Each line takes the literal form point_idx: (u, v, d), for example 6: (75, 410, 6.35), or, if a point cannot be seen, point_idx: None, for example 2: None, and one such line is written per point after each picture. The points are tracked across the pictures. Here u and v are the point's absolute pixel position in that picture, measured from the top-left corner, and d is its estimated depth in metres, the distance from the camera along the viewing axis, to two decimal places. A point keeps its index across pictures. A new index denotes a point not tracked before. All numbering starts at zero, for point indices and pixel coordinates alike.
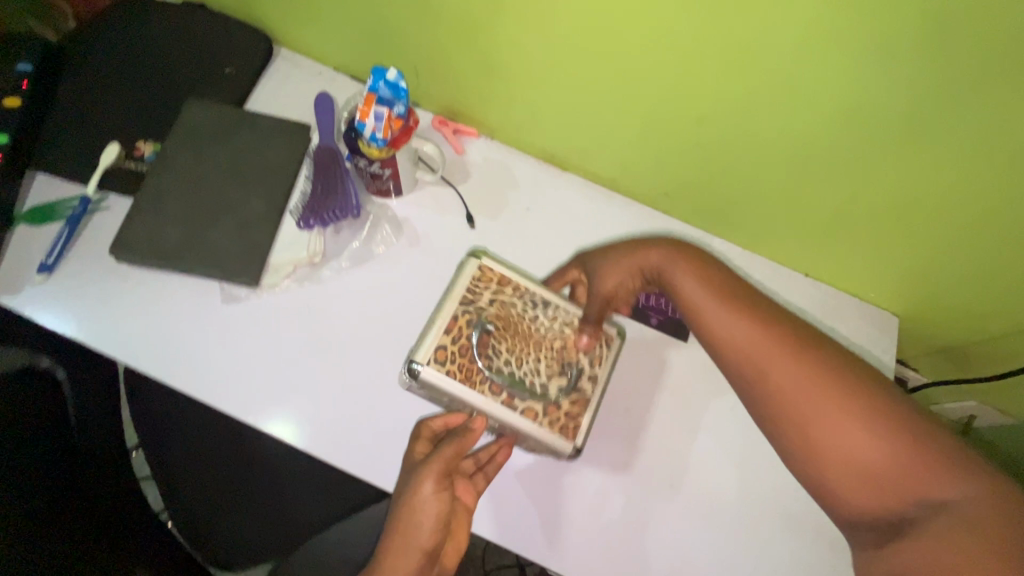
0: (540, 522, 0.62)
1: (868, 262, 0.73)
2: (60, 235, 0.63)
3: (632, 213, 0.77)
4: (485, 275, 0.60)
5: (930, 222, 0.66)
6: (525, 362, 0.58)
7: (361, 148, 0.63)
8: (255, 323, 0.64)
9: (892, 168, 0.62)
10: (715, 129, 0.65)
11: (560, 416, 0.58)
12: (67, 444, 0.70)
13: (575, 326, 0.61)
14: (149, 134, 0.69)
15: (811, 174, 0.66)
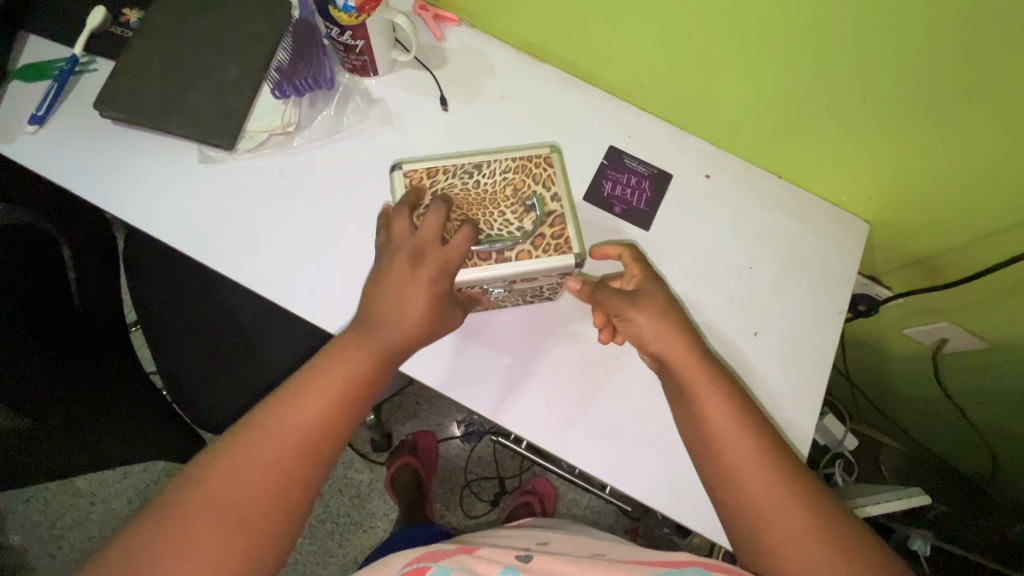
0: (498, 373, 0.67)
1: (846, 164, 0.71)
2: (50, 91, 0.67)
3: (607, 106, 0.77)
4: (414, 179, 0.59)
5: (901, 117, 0.63)
6: (494, 222, 0.57)
7: (332, 15, 0.63)
8: (230, 184, 0.68)
9: (858, 55, 0.59)
10: (682, 10, 0.63)
11: (549, 241, 0.56)
12: (60, 300, 0.76)
13: (515, 167, 0.59)
14: (135, 1, 0.71)
15: (779, 62, 0.63)
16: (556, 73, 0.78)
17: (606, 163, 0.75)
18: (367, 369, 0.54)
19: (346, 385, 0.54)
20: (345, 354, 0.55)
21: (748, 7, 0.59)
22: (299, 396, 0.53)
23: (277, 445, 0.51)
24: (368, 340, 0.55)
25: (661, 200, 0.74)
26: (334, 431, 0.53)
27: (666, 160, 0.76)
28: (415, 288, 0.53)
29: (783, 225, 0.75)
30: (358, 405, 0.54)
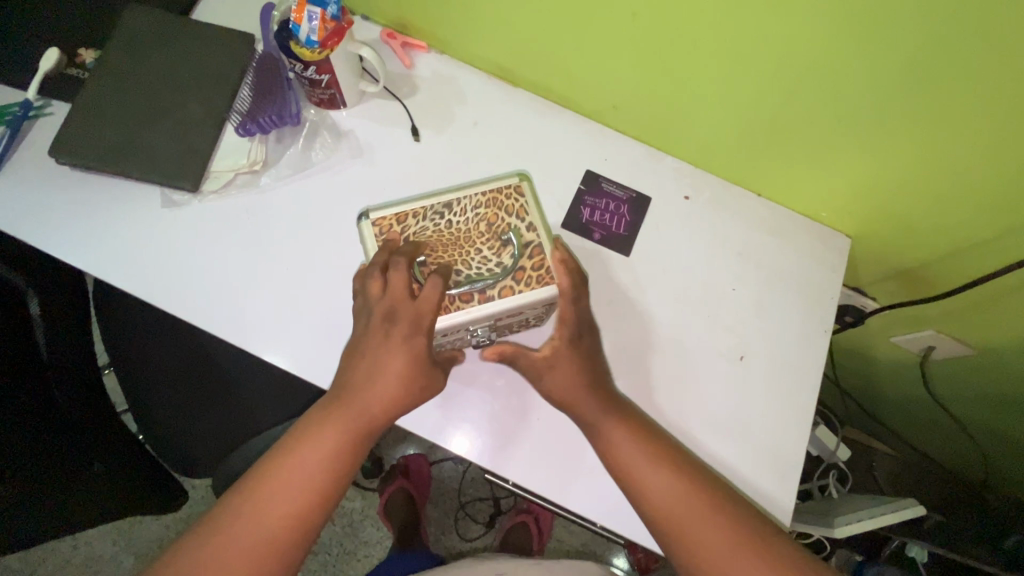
0: (487, 421, 0.65)
1: (824, 179, 0.70)
2: (2, 137, 0.64)
3: (582, 129, 0.76)
4: (385, 228, 0.55)
5: (871, 135, 0.63)
6: (471, 261, 0.53)
7: (294, 50, 0.62)
8: (195, 227, 0.65)
9: (822, 77, 0.59)
10: (648, 31, 0.61)
11: (528, 274, 0.53)
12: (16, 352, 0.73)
13: (484, 198, 0.55)
14: (92, 41, 0.69)
15: (748, 82, 0.63)
16: (528, 96, 0.77)
17: (583, 187, 0.73)
18: (346, 446, 0.53)
19: (325, 460, 0.52)
20: (320, 427, 0.53)
21: (717, 27, 0.58)
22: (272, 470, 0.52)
23: (255, 522, 0.50)
24: (346, 413, 0.53)
25: (641, 223, 0.73)
26: (313, 505, 0.52)
27: (645, 182, 0.75)
28: (389, 350, 0.52)
29: (764, 243, 0.75)
30: (339, 482, 0.53)
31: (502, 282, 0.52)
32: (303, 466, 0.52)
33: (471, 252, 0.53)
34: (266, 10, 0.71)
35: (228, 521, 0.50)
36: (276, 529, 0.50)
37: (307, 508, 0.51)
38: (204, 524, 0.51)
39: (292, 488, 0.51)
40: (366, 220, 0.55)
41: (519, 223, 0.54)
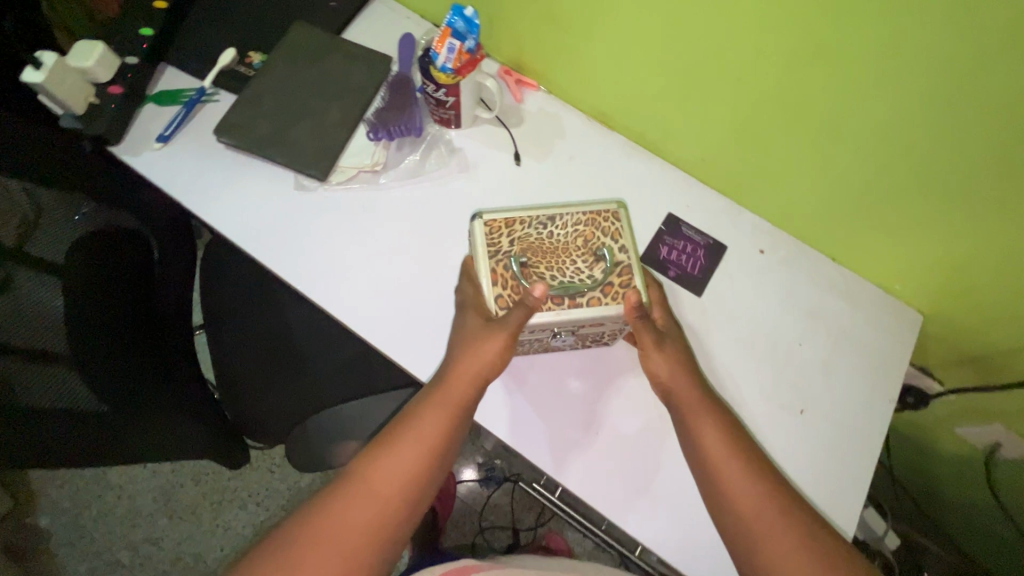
0: (545, 428, 0.68)
1: (902, 250, 0.72)
2: (178, 114, 0.76)
3: (667, 176, 0.82)
4: (493, 228, 0.60)
5: (956, 215, 0.65)
6: (566, 269, 0.58)
7: (431, 73, 0.72)
8: (318, 212, 0.74)
9: (915, 155, 0.62)
10: (747, 95, 0.67)
11: (616, 290, 0.58)
12: (148, 295, 0.84)
13: (586, 216, 0.61)
14: (261, 46, 0.82)
15: (840, 150, 0.67)
16: (622, 140, 0.84)
17: (663, 228, 0.77)
18: (451, 424, 0.61)
19: (434, 435, 0.60)
20: (429, 406, 0.61)
21: (815, 97, 0.63)
22: (391, 441, 0.59)
23: (378, 486, 0.57)
24: (451, 396, 0.61)
25: (715, 268, 0.76)
26: (426, 473, 0.59)
27: (723, 232, 0.79)
28: (490, 339, 0.59)
29: (834, 306, 0.76)
30: (445, 453, 0.61)
31: (593, 292, 0.57)
32: (418, 440, 0.59)
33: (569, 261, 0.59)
34: (407, 40, 0.82)
35: (354, 484, 0.58)
36: (396, 492, 0.57)
37: (421, 476, 0.59)
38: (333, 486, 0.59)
39: (408, 457, 0.59)
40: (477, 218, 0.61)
41: (613, 243, 0.60)
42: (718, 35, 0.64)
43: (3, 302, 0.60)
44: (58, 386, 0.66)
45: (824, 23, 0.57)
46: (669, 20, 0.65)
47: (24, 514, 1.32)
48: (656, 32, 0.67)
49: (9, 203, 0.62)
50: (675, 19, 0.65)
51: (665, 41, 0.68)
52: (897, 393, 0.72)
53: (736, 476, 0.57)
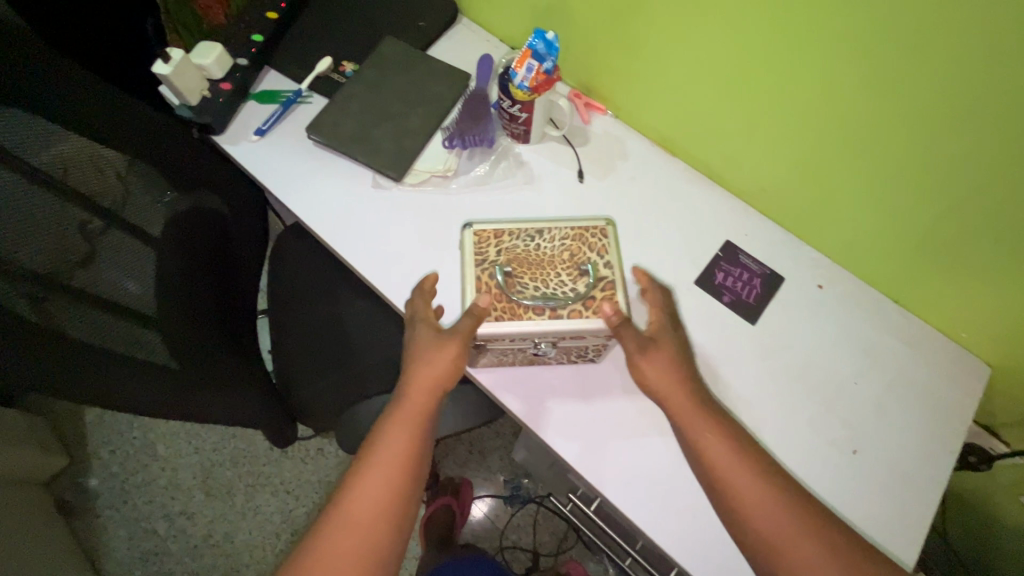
0: (588, 437, 0.68)
1: (969, 296, 0.70)
2: (275, 112, 0.83)
3: (727, 204, 0.83)
4: (482, 239, 0.62)
5: None
6: (550, 281, 0.60)
7: (509, 90, 0.77)
8: (390, 210, 0.79)
9: (984, 196, 0.61)
10: (814, 128, 0.69)
11: (596, 303, 0.59)
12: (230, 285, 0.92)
13: (573, 233, 0.63)
14: (354, 56, 0.89)
15: (904, 188, 0.66)
16: (683, 167, 0.86)
17: (720, 254, 0.78)
18: (416, 440, 0.63)
19: (401, 453, 0.62)
20: (392, 429, 0.63)
21: (882, 133, 0.64)
22: (362, 467, 0.61)
23: (358, 512, 0.59)
24: (408, 414, 0.64)
25: (771, 298, 0.76)
26: (404, 491, 0.61)
27: (782, 263, 0.78)
28: (445, 352, 0.63)
29: (893, 349, 0.74)
30: (416, 469, 0.62)
31: (566, 303, 0.58)
32: (388, 460, 0.61)
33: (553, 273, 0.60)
34: (486, 60, 0.88)
35: (336, 514, 0.59)
36: (376, 515, 0.59)
37: (399, 495, 0.60)
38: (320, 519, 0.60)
39: (381, 478, 0.60)
40: (469, 228, 0.62)
41: (598, 260, 0.61)
42: (791, 68, 0.65)
43: (82, 270, 0.67)
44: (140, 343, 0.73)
45: (894, 62, 0.58)
46: (743, 50, 0.67)
47: (77, 473, 1.40)
48: (729, 61, 0.70)
49: (104, 184, 0.70)
50: (749, 50, 0.67)
51: (736, 70, 0.70)
52: (959, 446, 0.69)
53: (746, 486, 0.57)
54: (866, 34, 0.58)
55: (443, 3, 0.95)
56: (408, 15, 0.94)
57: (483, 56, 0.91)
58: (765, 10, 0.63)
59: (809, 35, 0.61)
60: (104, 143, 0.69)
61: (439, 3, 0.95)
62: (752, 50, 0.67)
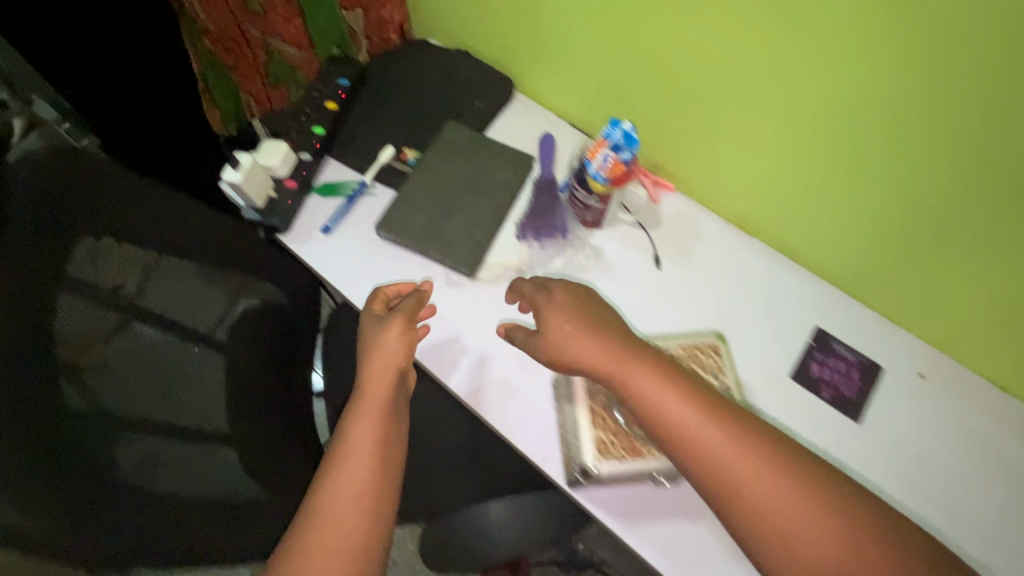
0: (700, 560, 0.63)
1: None
2: (340, 208, 0.81)
3: (812, 286, 0.79)
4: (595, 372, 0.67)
5: None
6: None
7: (585, 181, 0.75)
8: (466, 308, 0.76)
9: None
10: (910, 218, 0.65)
11: None
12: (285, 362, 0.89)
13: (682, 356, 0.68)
14: (415, 143, 0.87)
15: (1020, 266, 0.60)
16: (762, 247, 0.83)
17: (813, 344, 0.75)
18: (384, 430, 0.61)
19: (373, 445, 0.59)
20: (358, 422, 0.61)
21: (989, 216, 0.59)
22: (334, 467, 0.58)
23: (339, 517, 0.54)
24: (371, 407, 0.61)
25: (871, 391, 0.72)
26: (381, 485, 0.57)
27: (877, 351, 0.74)
28: (390, 338, 0.65)
29: (1007, 445, 0.70)
30: (391, 458, 0.60)
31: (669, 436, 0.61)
32: (365, 457, 0.58)
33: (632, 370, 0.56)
34: (549, 143, 0.87)
35: (313, 534, 0.53)
36: (358, 520, 0.54)
37: (376, 490, 0.57)
38: (296, 539, 0.54)
39: (356, 475, 0.57)
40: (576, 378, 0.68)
41: (708, 378, 0.59)
42: (890, 166, 0.62)
43: (126, 359, 0.61)
44: (164, 464, 0.63)
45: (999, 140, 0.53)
46: (836, 145, 0.65)
47: None
48: (819, 154, 0.67)
49: (138, 265, 0.64)
50: (844, 147, 0.64)
51: (826, 163, 0.67)
52: None
53: (774, 485, 0.50)
54: (976, 130, 0.54)
55: (501, 82, 0.94)
56: (467, 96, 0.93)
57: (545, 137, 0.89)
58: (857, 98, 0.59)
59: (911, 129, 0.58)
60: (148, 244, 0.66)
61: (496, 81, 0.94)
62: (847, 146, 0.64)
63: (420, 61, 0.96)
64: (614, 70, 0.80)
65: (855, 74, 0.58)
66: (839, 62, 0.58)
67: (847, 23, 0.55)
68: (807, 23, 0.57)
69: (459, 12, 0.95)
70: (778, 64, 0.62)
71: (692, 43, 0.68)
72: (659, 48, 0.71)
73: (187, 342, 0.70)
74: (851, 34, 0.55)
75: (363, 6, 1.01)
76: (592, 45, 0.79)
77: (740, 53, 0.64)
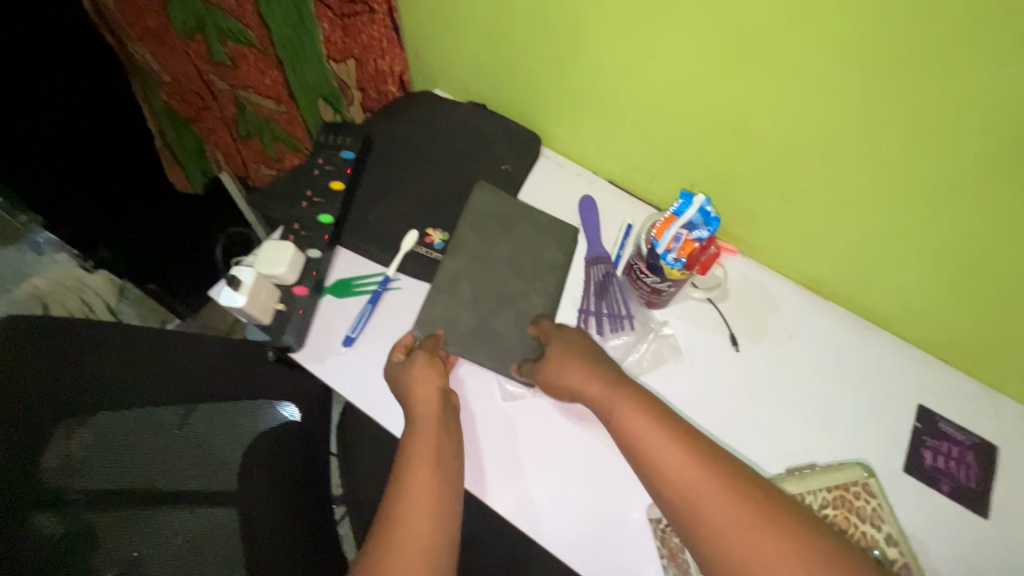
0: None
1: None
2: (364, 311, 0.68)
3: (903, 355, 0.71)
4: None
5: None
6: None
7: (653, 265, 0.65)
8: (530, 426, 0.64)
9: None
10: (1016, 289, 0.58)
11: None
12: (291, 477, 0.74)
13: (832, 500, 0.48)
14: (440, 222, 0.75)
15: None
16: (843, 312, 0.74)
17: (919, 426, 0.67)
18: (442, 454, 0.54)
19: (429, 469, 0.52)
20: (409, 448, 0.54)
21: None
22: (393, 492, 0.51)
23: (401, 551, 0.46)
24: (422, 433, 0.55)
25: (992, 477, 0.64)
26: (443, 512, 0.50)
27: (988, 429, 0.67)
28: (419, 368, 0.60)
29: None
30: (452, 483, 0.53)
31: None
32: (428, 476, 0.51)
33: (712, 486, 0.45)
34: (592, 213, 0.77)
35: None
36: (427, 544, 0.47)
37: (441, 527, 0.49)
38: None
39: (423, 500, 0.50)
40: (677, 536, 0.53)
41: (874, 534, 0.47)
42: (1009, 237, 0.54)
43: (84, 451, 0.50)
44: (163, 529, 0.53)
45: None
46: (955, 216, 0.56)
47: None
48: (932, 224, 0.58)
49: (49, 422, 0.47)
50: (945, 208, 0.56)
51: (938, 233, 0.58)
52: None
53: (721, 510, 0.44)
54: None
55: (527, 139, 0.83)
56: (491, 158, 0.81)
57: (587, 204, 0.78)
58: (956, 163, 0.52)
59: None
60: (63, 397, 0.50)
61: (522, 139, 0.83)
62: (960, 216, 0.55)
63: (431, 119, 0.84)
64: (668, 129, 0.70)
65: (995, 143, 0.49)
66: (976, 129, 0.49)
67: (995, 86, 0.46)
68: (938, 84, 0.48)
69: (471, 62, 0.84)
70: (892, 128, 0.53)
71: (778, 101, 0.58)
72: (734, 105, 0.62)
73: (155, 410, 0.58)
74: (999, 98, 0.46)
75: (356, 57, 0.88)
76: (642, 100, 0.69)
77: (841, 115, 0.55)
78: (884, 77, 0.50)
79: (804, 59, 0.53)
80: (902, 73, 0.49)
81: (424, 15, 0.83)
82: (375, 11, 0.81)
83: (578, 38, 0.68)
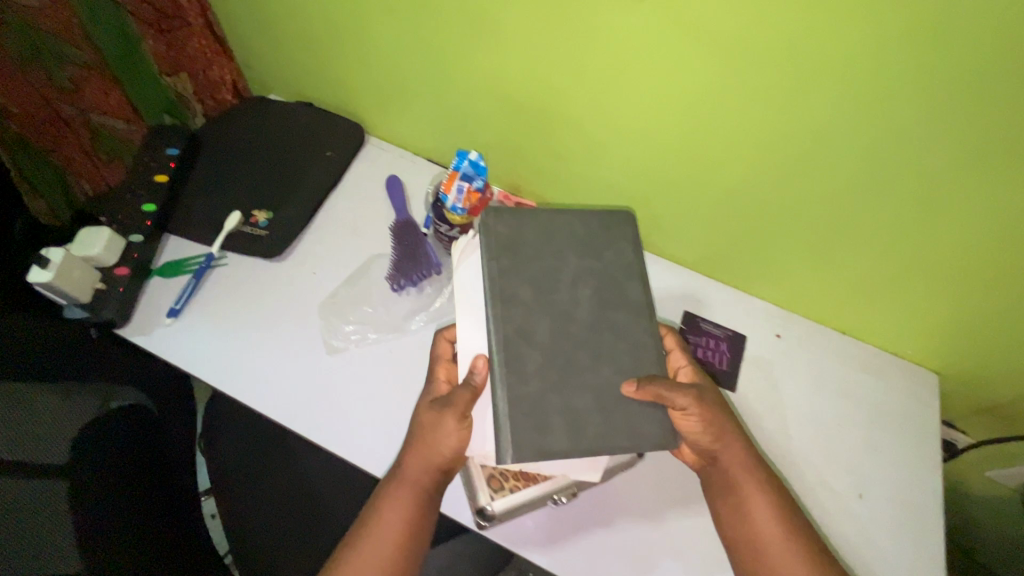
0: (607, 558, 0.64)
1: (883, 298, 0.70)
2: (188, 285, 0.75)
3: (674, 273, 0.84)
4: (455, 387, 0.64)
5: (927, 266, 0.64)
6: None
7: (445, 215, 0.75)
8: (351, 372, 0.72)
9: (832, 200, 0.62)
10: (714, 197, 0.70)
11: None
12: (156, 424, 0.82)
13: None
14: (264, 204, 0.82)
15: (789, 212, 0.66)
16: None
17: (684, 327, 0.80)
18: (428, 483, 0.59)
19: (406, 498, 0.58)
20: (407, 472, 0.59)
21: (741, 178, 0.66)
22: (380, 506, 0.59)
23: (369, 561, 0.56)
24: (420, 463, 0.59)
25: (740, 360, 0.79)
26: (417, 528, 0.58)
27: (739, 322, 0.81)
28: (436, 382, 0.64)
29: (858, 379, 0.78)
30: (427, 499, 0.59)
31: None
32: (409, 493, 0.58)
33: (785, 542, 0.58)
34: (394, 184, 0.86)
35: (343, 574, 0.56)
36: (392, 550, 0.56)
37: (412, 535, 0.58)
38: None
39: (398, 513, 0.58)
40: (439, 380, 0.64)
41: None
42: (682, 146, 0.66)
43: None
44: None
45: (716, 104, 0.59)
46: (836, 223, 0.65)
47: None
48: (641, 149, 0.69)
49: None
50: (645, 131, 0.67)
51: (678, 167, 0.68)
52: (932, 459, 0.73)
53: (783, 554, 0.58)
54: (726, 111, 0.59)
55: (348, 127, 0.92)
56: (316, 146, 0.89)
57: (390, 180, 0.88)
58: (631, 92, 0.64)
59: (689, 120, 0.63)
60: None
61: (343, 127, 0.92)
62: (650, 135, 0.67)
63: (259, 118, 0.92)
64: (450, 102, 0.81)
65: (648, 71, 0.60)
66: (776, 91, 0.55)
67: (631, 28, 0.57)
68: (592, 36, 0.61)
69: (291, 63, 0.93)
70: (784, 111, 0.56)
71: (512, 65, 0.70)
72: (486, 71, 0.73)
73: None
74: (636, 37, 0.58)
75: (186, 69, 0.99)
76: (427, 79, 0.80)
77: (552, 71, 0.67)
78: (899, 108, 0.52)
79: (516, 25, 0.65)
80: (927, 119, 0.51)
81: (243, 24, 0.91)
82: (192, 23, 0.93)
83: (360, 27, 0.78)
